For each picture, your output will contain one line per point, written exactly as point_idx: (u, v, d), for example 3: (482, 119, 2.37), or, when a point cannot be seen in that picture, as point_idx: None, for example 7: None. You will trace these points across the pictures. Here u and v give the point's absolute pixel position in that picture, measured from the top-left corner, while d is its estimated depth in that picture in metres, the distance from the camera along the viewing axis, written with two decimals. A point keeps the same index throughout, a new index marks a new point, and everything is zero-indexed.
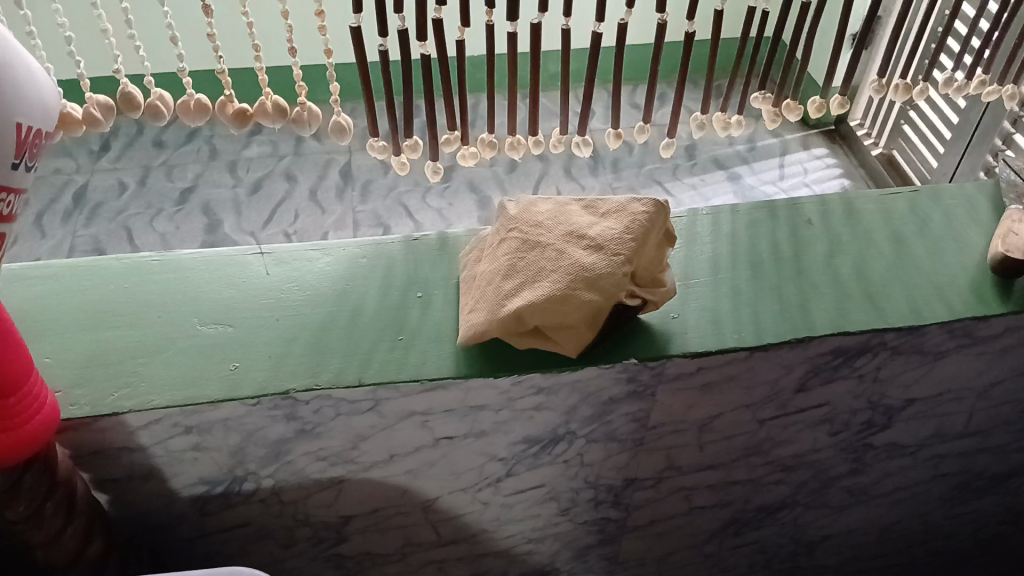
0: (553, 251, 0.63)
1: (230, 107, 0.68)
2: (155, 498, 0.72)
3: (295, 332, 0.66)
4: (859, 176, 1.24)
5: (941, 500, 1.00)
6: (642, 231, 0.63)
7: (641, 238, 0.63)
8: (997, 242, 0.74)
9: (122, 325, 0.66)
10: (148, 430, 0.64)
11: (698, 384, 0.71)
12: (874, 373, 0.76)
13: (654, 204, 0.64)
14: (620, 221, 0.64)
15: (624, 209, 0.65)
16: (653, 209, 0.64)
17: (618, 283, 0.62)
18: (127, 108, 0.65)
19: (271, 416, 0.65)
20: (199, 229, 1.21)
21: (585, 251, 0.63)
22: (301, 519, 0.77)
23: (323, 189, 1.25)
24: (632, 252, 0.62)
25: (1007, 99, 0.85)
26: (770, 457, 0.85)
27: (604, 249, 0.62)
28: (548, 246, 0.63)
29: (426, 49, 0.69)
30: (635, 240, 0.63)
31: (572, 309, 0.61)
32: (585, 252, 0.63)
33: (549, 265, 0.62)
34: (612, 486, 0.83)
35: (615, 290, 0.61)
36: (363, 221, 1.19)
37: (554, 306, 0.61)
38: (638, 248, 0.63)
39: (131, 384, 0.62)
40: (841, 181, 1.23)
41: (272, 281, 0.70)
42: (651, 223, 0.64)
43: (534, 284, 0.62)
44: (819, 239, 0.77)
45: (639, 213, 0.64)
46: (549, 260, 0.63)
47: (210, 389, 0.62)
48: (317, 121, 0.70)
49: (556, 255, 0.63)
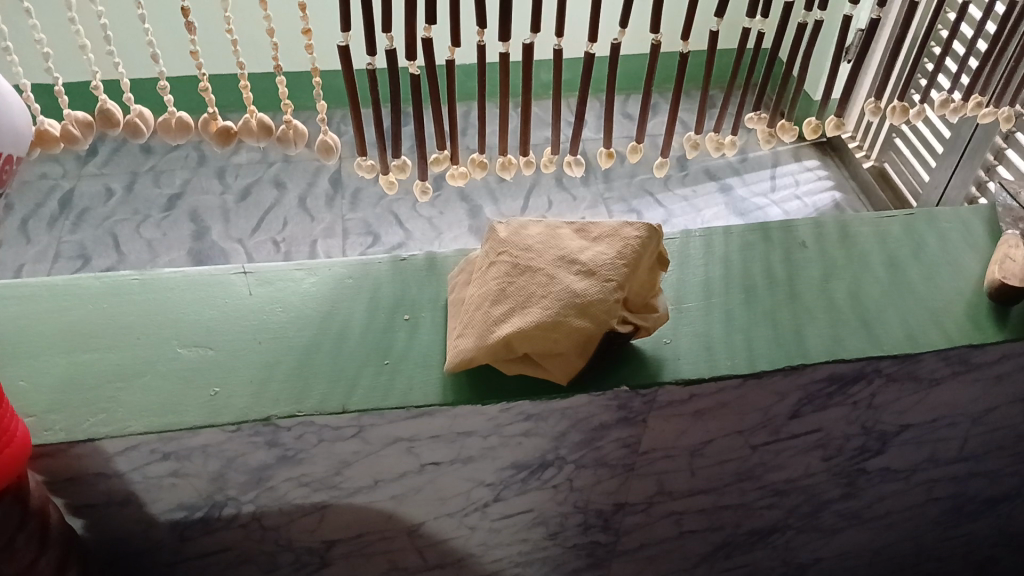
0: (544, 276, 0.62)
1: (215, 125, 0.66)
2: (133, 523, 0.70)
3: (277, 357, 0.64)
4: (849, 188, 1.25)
5: (933, 523, 0.99)
6: (635, 255, 0.62)
7: (635, 263, 0.62)
8: (993, 269, 0.73)
9: (100, 346, 0.64)
10: (126, 456, 0.62)
11: (690, 411, 0.70)
12: (868, 400, 0.75)
13: (648, 227, 0.63)
14: (612, 244, 0.63)
15: (615, 232, 0.63)
16: (648, 232, 0.63)
17: (613, 308, 0.60)
18: (107, 124, 0.64)
19: (252, 443, 0.63)
20: (187, 236, 1.19)
21: (577, 276, 0.61)
22: (284, 544, 0.75)
23: (313, 196, 1.23)
24: (626, 278, 0.61)
25: (1003, 121, 0.84)
26: (762, 482, 0.83)
27: (597, 273, 0.61)
28: (538, 271, 0.62)
29: (414, 68, 0.68)
30: (629, 265, 0.61)
31: (565, 336, 0.59)
32: (579, 277, 0.61)
33: (541, 290, 0.61)
34: (602, 510, 0.81)
35: (608, 316, 0.60)
36: (353, 229, 1.18)
37: (546, 333, 0.59)
38: (632, 274, 0.61)
39: (108, 410, 0.60)
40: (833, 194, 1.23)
41: (255, 301, 0.68)
42: (646, 246, 0.63)
43: (526, 310, 0.60)
44: (813, 263, 0.76)
45: (632, 236, 0.63)
46: (540, 286, 0.61)
47: (189, 415, 0.60)
48: (303, 139, 0.68)
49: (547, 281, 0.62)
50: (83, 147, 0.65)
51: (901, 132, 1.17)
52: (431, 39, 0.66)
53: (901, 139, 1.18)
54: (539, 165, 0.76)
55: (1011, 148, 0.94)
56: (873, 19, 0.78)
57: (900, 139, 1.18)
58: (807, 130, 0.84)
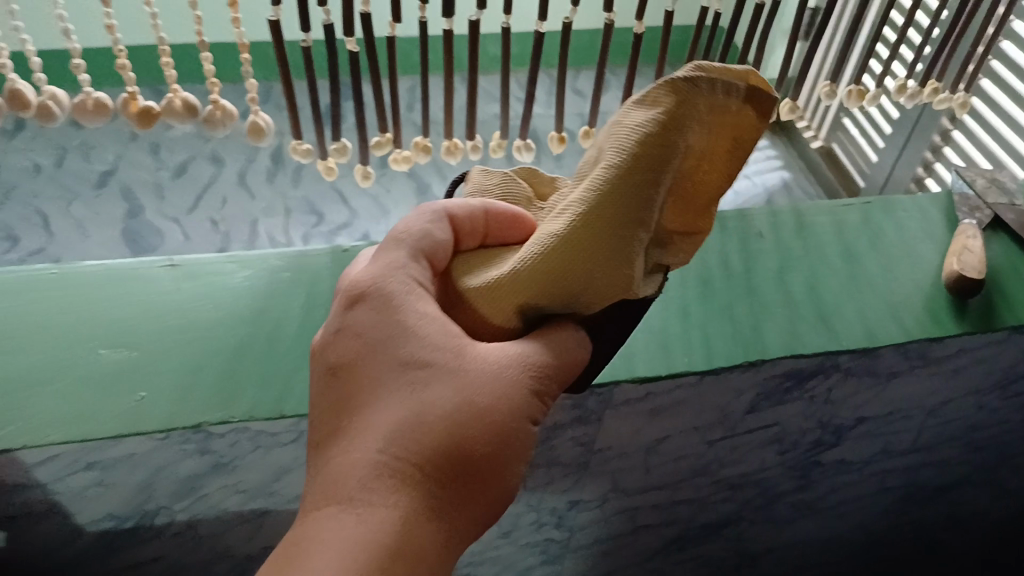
0: (458, 213, 0.46)
1: (133, 104, 0.61)
2: (56, 534, 0.66)
3: (207, 358, 0.60)
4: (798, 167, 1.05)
5: (884, 511, 0.98)
6: (635, 147, 0.43)
7: (636, 161, 0.43)
8: (951, 260, 0.71)
9: (12, 347, 0.59)
10: (43, 467, 0.58)
11: (646, 409, 0.68)
12: (826, 395, 0.72)
13: (675, 82, 0.43)
14: (610, 127, 0.46)
15: (614, 115, 0.46)
16: (675, 101, 0.43)
17: (599, 246, 0.43)
18: (17, 107, 0.58)
19: (181, 451, 0.59)
20: (118, 218, 0.93)
21: (559, 211, 0.45)
22: (221, 553, 0.72)
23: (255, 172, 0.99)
24: (614, 193, 0.43)
25: (959, 108, 0.83)
26: (717, 477, 0.81)
27: (577, 198, 0.44)
28: (461, 204, 0.46)
29: (353, 44, 0.64)
30: (625, 163, 0.43)
31: (517, 289, 0.44)
32: (558, 209, 0.45)
33: (465, 238, 0.47)
34: (555, 508, 0.79)
35: (595, 260, 0.43)
36: None
37: (472, 296, 0.45)
38: (630, 184, 0.43)
39: (22, 419, 0.55)
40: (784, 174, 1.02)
41: (184, 297, 0.64)
42: (666, 124, 0.43)
43: (459, 267, 0.47)
44: (770, 254, 0.74)
45: (643, 100, 0.44)
46: (457, 228, 0.46)
47: (110, 423, 0.56)
48: (231, 121, 0.64)
49: (488, 220, 0.47)
50: None
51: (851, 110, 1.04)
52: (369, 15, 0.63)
53: (851, 119, 1.04)
54: (487, 149, 0.72)
55: (958, 130, 0.96)
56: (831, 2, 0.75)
57: (848, 119, 1.05)
58: None
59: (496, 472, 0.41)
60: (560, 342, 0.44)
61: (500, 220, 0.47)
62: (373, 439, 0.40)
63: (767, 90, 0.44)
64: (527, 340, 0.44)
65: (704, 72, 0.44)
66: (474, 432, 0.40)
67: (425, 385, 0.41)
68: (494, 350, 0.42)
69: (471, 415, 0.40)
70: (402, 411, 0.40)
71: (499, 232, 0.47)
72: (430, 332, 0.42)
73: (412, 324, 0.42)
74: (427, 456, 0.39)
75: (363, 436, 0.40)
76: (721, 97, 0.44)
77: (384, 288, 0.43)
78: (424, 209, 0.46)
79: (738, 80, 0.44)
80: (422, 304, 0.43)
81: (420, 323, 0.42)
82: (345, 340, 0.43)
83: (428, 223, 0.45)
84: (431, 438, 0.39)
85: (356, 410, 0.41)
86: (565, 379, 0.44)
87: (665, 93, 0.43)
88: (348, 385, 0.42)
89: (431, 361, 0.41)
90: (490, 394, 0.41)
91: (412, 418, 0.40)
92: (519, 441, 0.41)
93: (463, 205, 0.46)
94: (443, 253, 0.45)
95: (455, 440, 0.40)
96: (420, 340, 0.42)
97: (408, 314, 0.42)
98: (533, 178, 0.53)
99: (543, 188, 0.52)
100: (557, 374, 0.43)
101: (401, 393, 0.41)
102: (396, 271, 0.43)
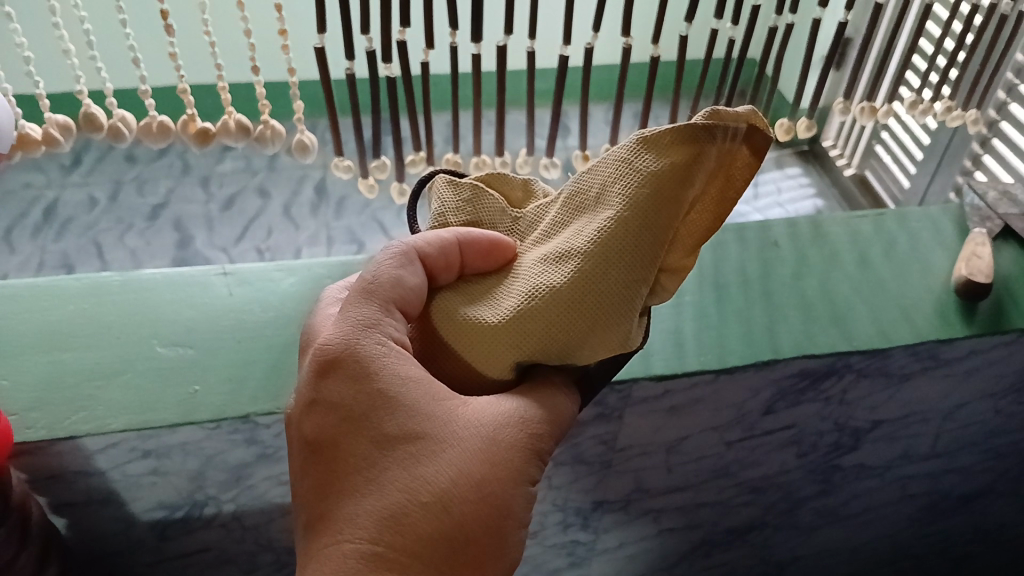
0: (430, 249, 0.47)
1: (192, 126, 0.66)
2: (113, 522, 0.72)
3: (255, 356, 0.65)
4: (830, 196, 1.04)
5: (909, 521, 1.00)
6: (641, 201, 0.46)
7: (641, 218, 0.46)
8: (960, 265, 0.74)
9: (79, 345, 0.65)
10: (105, 455, 0.63)
11: (665, 407, 0.71)
12: (840, 396, 0.76)
13: (691, 130, 0.45)
14: (611, 163, 0.48)
15: (613, 149, 0.49)
16: (687, 152, 0.46)
17: (601, 299, 0.47)
18: (89, 129, 0.65)
19: (231, 441, 0.64)
20: (168, 248, 0.93)
21: (555, 254, 0.48)
22: (263, 544, 0.77)
23: (296, 205, 0.99)
24: (616, 249, 0.46)
25: (972, 124, 0.86)
26: (738, 479, 0.84)
27: (579, 247, 0.47)
28: (431, 240, 0.47)
29: (391, 69, 0.69)
30: (627, 222, 0.46)
31: (516, 336, 0.48)
32: (555, 251, 0.48)
33: (441, 272, 0.48)
34: (580, 509, 0.82)
35: (594, 313, 0.47)
36: None
37: (464, 336, 0.48)
38: (632, 240, 0.46)
39: (88, 408, 0.61)
40: (816, 204, 1.01)
41: (236, 301, 0.69)
42: (677, 177, 0.46)
43: (442, 302, 0.50)
44: (786, 261, 0.77)
45: (654, 142, 0.46)
46: (428, 264, 0.48)
47: (168, 413, 0.61)
48: (281, 139, 0.69)
49: (463, 250, 0.48)
50: (64, 149, 0.67)
51: (883, 136, 1.00)
52: (405, 42, 0.68)
53: (883, 145, 1.00)
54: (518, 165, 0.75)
55: (988, 154, 0.91)
56: (841, 23, 0.80)
57: (881, 146, 1.00)
58: (780, 132, 0.84)
59: (498, 547, 0.45)
60: (551, 402, 0.48)
61: (475, 250, 0.48)
62: (370, 521, 0.44)
63: (766, 127, 0.46)
64: (520, 397, 0.48)
65: (715, 119, 0.46)
66: (470, 506, 0.44)
67: (415, 460, 0.45)
68: (482, 414, 0.46)
69: (465, 489, 0.44)
70: (396, 489, 0.44)
71: (476, 262, 0.49)
72: (415, 401, 0.45)
73: (396, 394, 0.45)
74: (423, 535, 0.44)
75: (359, 517, 0.44)
76: (730, 142, 0.46)
77: (363, 353, 0.45)
78: (392, 253, 0.47)
79: (741, 122, 0.46)
80: (402, 367, 0.46)
81: (403, 392, 0.45)
82: (325, 415, 0.46)
83: (399, 269, 0.47)
84: (427, 516, 0.44)
85: (347, 487, 0.45)
86: (558, 433, 0.48)
87: (677, 141, 0.46)
88: (337, 460, 0.46)
89: (420, 434, 0.45)
90: (482, 467, 0.45)
91: (408, 496, 0.44)
92: (510, 507, 0.45)
93: (434, 240, 0.47)
94: (416, 296, 0.48)
95: (449, 515, 0.44)
96: (407, 414, 0.45)
97: (391, 382, 0.45)
98: (504, 184, 0.53)
99: (513, 192, 0.54)
100: (547, 433, 0.47)
101: (393, 471, 0.45)
102: (372, 332, 0.46)
